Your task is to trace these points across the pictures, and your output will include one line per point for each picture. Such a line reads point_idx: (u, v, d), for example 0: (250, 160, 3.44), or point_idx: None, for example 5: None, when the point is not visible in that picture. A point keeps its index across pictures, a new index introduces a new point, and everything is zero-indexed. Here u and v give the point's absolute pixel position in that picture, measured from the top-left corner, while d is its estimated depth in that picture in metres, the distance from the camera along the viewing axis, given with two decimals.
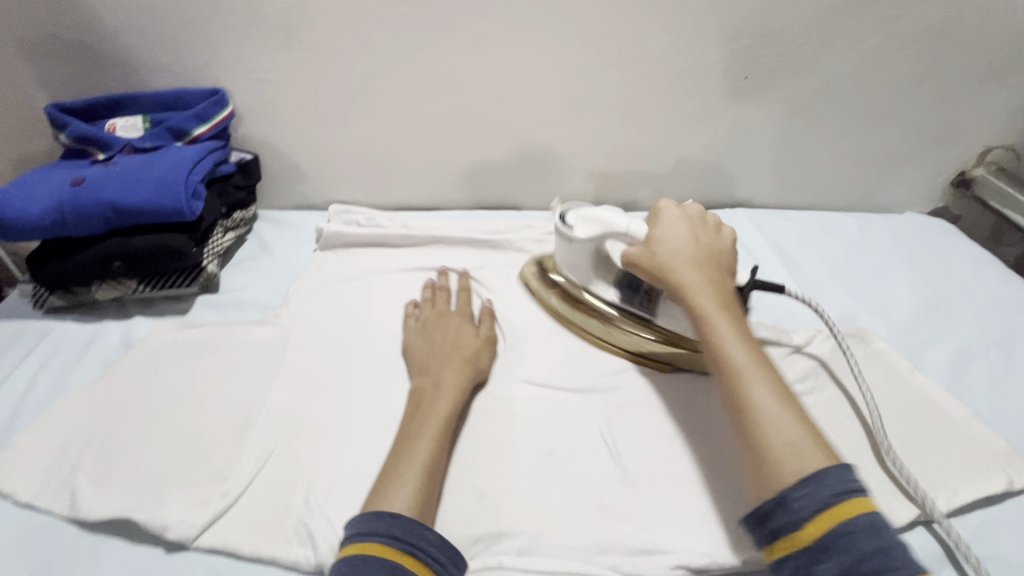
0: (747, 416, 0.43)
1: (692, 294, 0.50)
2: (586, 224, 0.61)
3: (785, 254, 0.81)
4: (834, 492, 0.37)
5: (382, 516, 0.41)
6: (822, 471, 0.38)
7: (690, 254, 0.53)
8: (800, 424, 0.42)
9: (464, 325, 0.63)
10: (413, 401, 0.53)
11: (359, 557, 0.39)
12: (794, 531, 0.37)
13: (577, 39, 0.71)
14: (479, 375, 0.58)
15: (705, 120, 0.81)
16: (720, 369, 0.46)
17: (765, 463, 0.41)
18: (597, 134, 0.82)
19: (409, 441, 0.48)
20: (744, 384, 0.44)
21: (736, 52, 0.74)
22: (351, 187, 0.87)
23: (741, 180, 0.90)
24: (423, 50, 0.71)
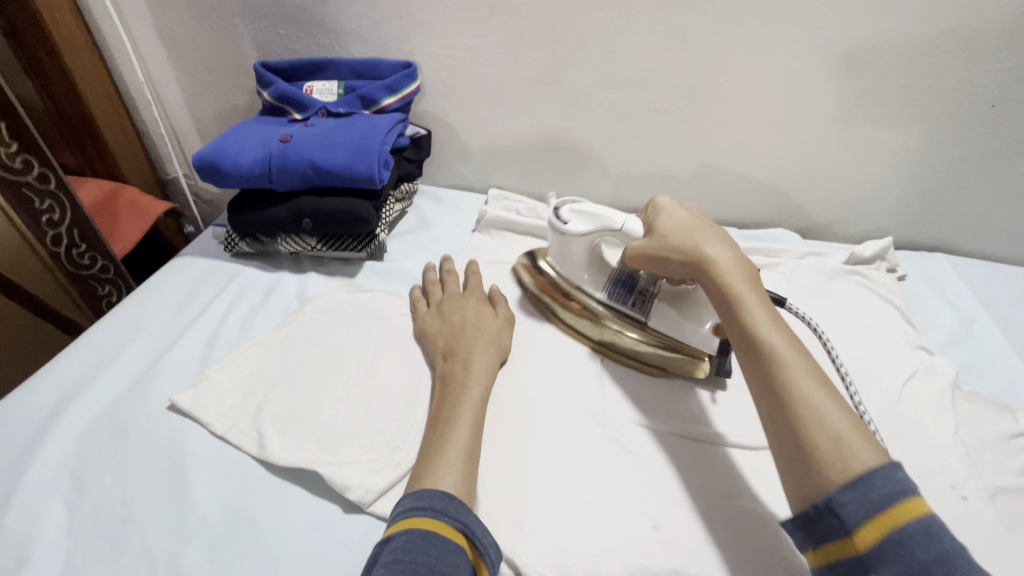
0: (784, 408, 0.40)
1: (718, 280, 0.49)
2: (582, 220, 0.62)
3: (1000, 314, 0.70)
4: (887, 494, 0.35)
5: (453, 500, 0.42)
6: (872, 470, 0.36)
7: (713, 238, 0.52)
8: (843, 413, 0.39)
9: (482, 307, 0.63)
10: (444, 383, 0.54)
11: (437, 535, 0.39)
12: (847, 538, 0.35)
13: (798, 44, 0.65)
14: (503, 354, 0.59)
15: (925, 148, 0.71)
16: (753, 361, 0.44)
17: (809, 458, 0.38)
18: (791, 150, 0.74)
19: (447, 422, 0.49)
20: (786, 377, 0.41)
21: (989, 75, 0.63)
22: (512, 174, 0.86)
23: (946, 224, 0.77)
24: (626, 40, 0.68)
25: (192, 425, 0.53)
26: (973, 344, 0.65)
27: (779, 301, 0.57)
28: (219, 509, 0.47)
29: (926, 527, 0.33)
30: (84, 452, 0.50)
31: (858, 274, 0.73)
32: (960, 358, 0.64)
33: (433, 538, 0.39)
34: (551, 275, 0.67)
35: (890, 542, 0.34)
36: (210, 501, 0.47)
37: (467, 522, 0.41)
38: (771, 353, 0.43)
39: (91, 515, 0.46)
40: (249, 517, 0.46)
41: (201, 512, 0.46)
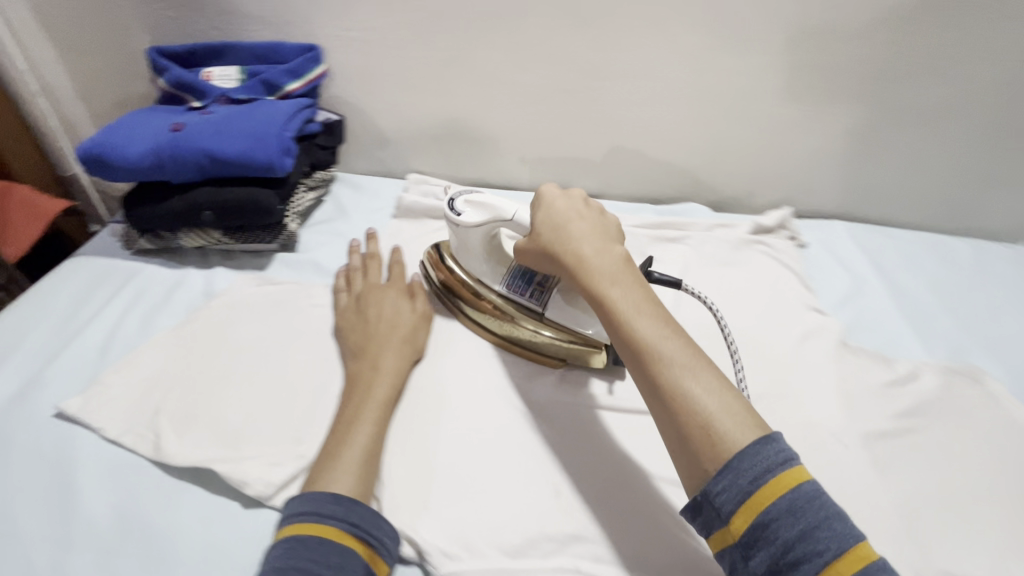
0: (660, 403, 0.39)
1: (590, 274, 0.46)
2: (474, 211, 0.58)
3: (888, 275, 0.74)
4: (755, 478, 0.34)
5: (340, 501, 0.42)
6: (738, 455, 0.35)
7: (579, 229, 0.50)
8: (714, 397, 0.37)
9: (400, 299, 0.61)
10: (350, 384, 0.52)
11: (316, 539, 0.40)
12: (725, 527, 0.35)
13: (694, 22, 0.66)
14: (417, 353, 0.57)
15: (818, 122, 0.74)
16: (627, 357, 0.42)
17: (688, 450, 0.37)
18: (697, 127, 0.77)
19: (347, 423, 0.48)
20: (652, 365, 0.40)
21: (870, 49, 0.67)
22: (431, 158, 0.85)
23: (842, 193, 0.82)
24: (530, 20, 0.68)
25: (83, 432, 0.50)
26: (862, 304, 0.70)
27: (675, 284, 0.55)
28: (111, 515, 0.45)
29: (791, 505, 0.33)
30: None
31: (762, 243, 0.76)
32: (851, 317, 0.68)
33: (314, 542, 0.39)
34: (457, 271, 0.62)
35: (762, 523, 0.33)
36: (101, 509, 0.45)
37: (356, 521, 0.41)
38: (642, 343, 0.41)
39: None
40: (143, 521, 0.44)
41: (91, 520, 0.44)
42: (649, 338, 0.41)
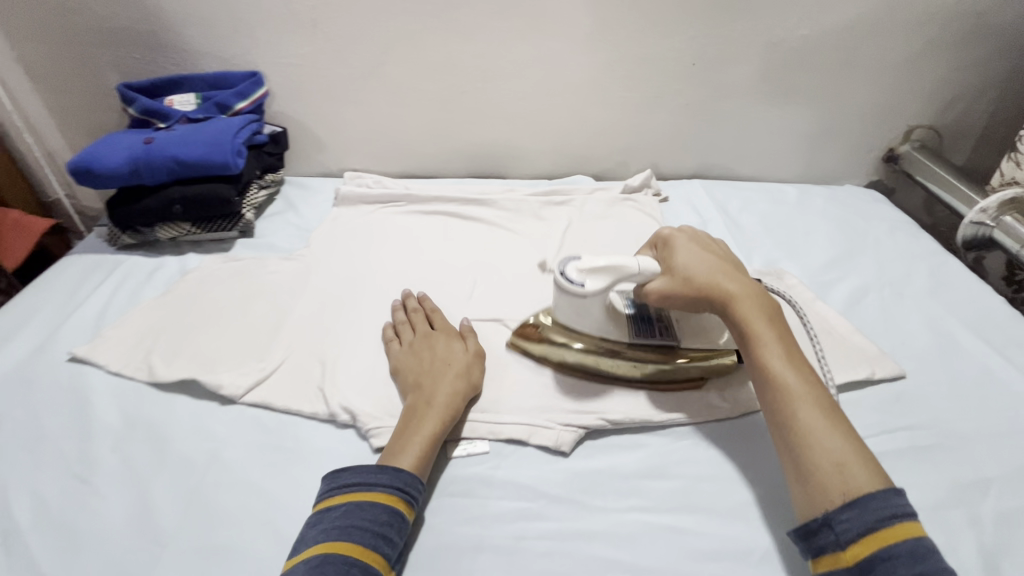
0: (799, 434, 0.48)
1: (744, 316, 0.54)
2: (594, 277, 0.58)
3: (729, 215, 0.95)
4: (881, 516, 0.42)
5: (383, 471, 0.50)
6: (869, 496, 0.43)
7: (728, 274, 0.58)
8: (844, 440, 0.46)
9: (452, 341, 0.64)
10: (406, 414, 0.57)
11: (366, 502, 0.48)
12: (839, 551, 0.42)
13: (550, 32, 0.87)
14: (471, 388, 0.60)
15: (663, 101, 0.95)
16: (777, 391, 0.50)
17: (817, 480, 0.45)
18: (571, 112, 0.96)
19: (401, 443, 0.53)
20: (800, 406, 0.49)
21: (684, 41, 0.88)
22: (363, 157, 1.03)
23: (695, 155, 1.03)
24: (424, 40, 0.87)
25: (91, 369, 0.65)
26: None
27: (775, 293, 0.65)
28: (119, 419, 0.60)
29: (913, 549, 0.40)
30: None
31: (631, 200, 0.96)
32: None
33: (365, 505, 0.48)
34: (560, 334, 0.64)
35: (879, 557, 0.40)
36: (111, 415, 0.60)
37: (401, 485, 0.50)
38: (791, 386, 0.50)
39: (9, 439, 0.57)
40: (143, 419, 0.60)
41: (104, 422, 0.59)
42: (796, 383, 0.50)
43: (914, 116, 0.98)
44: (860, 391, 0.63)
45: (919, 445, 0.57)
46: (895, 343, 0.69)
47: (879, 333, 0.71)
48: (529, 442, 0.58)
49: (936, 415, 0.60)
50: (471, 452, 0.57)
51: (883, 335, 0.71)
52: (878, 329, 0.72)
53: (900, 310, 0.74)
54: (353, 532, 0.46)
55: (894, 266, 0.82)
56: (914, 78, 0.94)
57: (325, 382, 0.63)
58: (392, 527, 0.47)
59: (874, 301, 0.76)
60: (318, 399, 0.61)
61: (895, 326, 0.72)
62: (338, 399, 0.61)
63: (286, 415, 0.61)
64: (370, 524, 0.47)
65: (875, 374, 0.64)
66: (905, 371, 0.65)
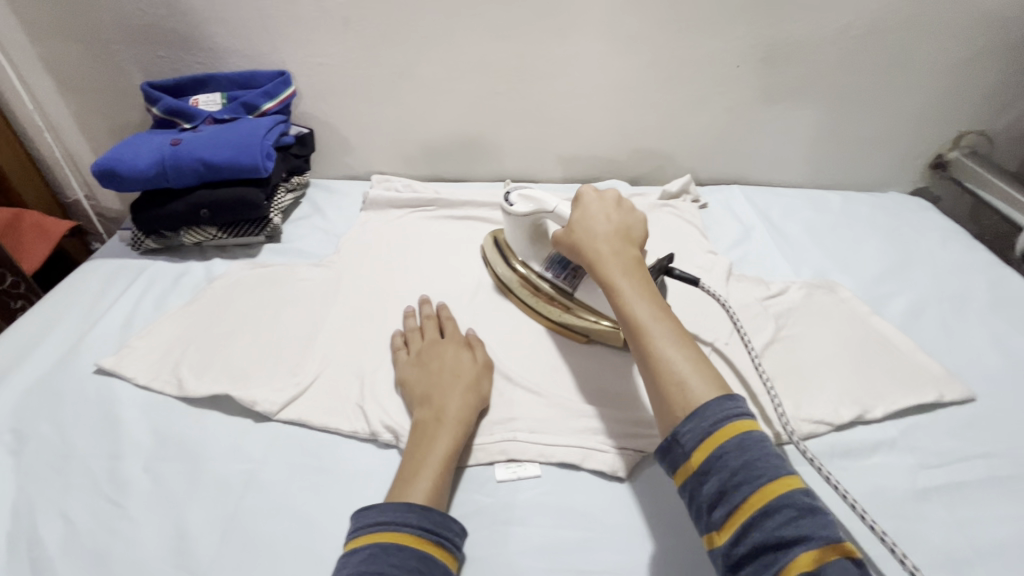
0: (649, 363, 0.49)
1: (602, 264, 0.58)
2: (524, 203, 0.69)
3: (772, 223, 0.91)
4: (715, 420, 0.43)
5: (412, 508, 0.46)
6: (704, 405, 0.44)
7: (602, 231, 0.61)
8: (694, 364, 0.48)
9: (460, 351, 0.62)
10: (415, 432, 0.54)
11: (393, 545, 0.44)
12: (687, 461, 0.43)
13: (591, 31, 0.83)
14: (482, 401, 0.58)
15: (703, 104, 0.92)
16: (628, 326, 0.53)
17: (663, 401, 0.47)
18: (608, 115, 0.93)
19: (413, 469, 0.50)
20: (650, 341, 0.50)
21: (730, 42, 0.85)
22: (390, 160, 1.00)
23: (732, 160, 1.00)
24: (460, 40, 0.84)
25: (119, 380, 0.62)
26: (749, 244, 0.86)
27: (694, 280, 0.65)
28: (149, 437, 0.57)
29: (741, 443, 0.42)
30: (21, 413, 0.59)
31: (670, 206, 0.92)
32: (738, 255, 0.84)
33: (393, 549, 0.44)
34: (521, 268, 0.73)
35: (715, 457, 0.42)
36: (141, 432, 0.57)
37: (430, 525, 0.46)
38: (639, 318, 0.52)
39: (35, 456, 0.55)
40: (175, 437, 0.57)
41: (133, 439, 0.56)
42: (646, 319, 0.51)
43: (964, 121, 0.94)
44: (928, 415, 0.60)
45: (1000, 476, 0.54)
46: (960, 362, 0.66)
47: (942, 351, 0.67)
48: (582, 467, 0.55)
49: (1014, 441, 0.57)
50: (522, 476, 0.54)
51: (947, 353, 0.67)
52: (941, 347, 0.68)
53: (962, 327, 0.70)
54: None
55: (950, 279, 0.78)
56: (966, 82, 0.90)
57: (364, 400, 0.60)
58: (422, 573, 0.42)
59: (933, 316, 0.72)
60: (358, 418, 0.58)
61: (959, 344, 0.68)
62: (379, 417, 0.58)
63: (323, 434, 0.58)
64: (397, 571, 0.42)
65: (944, 396, 0.60)
66: (975, 393, 0.61)
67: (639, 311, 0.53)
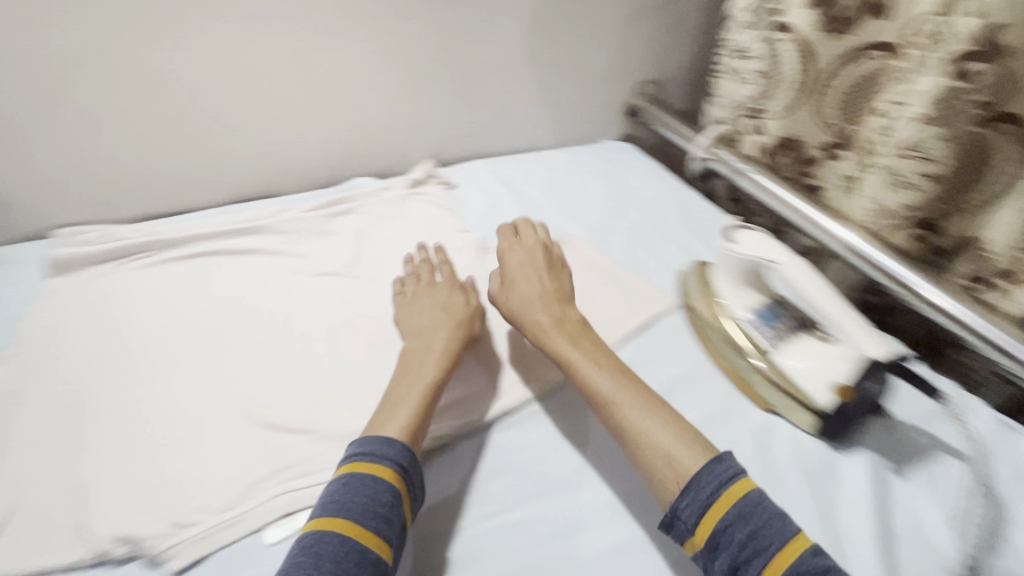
0: (627, 436, 0.53)
1: (546, 338, 0.62)
2: (749, 243, 0.65)
3: (513, 190, 0.98)
4: (712, 492, 0.47)
5: (393, 444, 0.52)
6: (701, 473, 0.48)
7: (541, 298, 0.66)
8: (666, 429, 0.52)
9: (466, 296, 0.71)
10: (403, 361, 0.61)
11: (373, 476, 0.49)
12: (691, 537, 0.47)
13: (277, 25, 0.77)
14: (472, 334, 0.67)
15: (422, 88, 0.93)
16: (594, 402, 0.57)
17: (654, 476, 0.50)
18: (328, 112, 0.89)
19: (400, 393, 0.57)
20: (621, 412, 0.55)
21: (426, 27, 0.87)
22: (78, 206, 0.81)
23: (466, 137, 1.04)
24: (114, 52, 0.71)
25: None
26: (496, 215, 0.91)
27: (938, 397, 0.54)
28: None
29: (741, 511, 0.46)
30: None
31: (420, 195, 0.93)
32: (486, 228, 0.88)
33: (370, 480, 0.49)
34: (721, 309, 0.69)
35: (720, 528, 0.45)
36: None
37: (405, 465, 0.51)
38: (603, 391, 0.56)
39: None
40: None
41: None
42: (608, 389, 0.56)
43: (640, 73, 1.12)
44: (648, 333, 0.72)
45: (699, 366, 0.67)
46: (669, 279, 0.80)
47: (654, 274, 0.81)
48: None
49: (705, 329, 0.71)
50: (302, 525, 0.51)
51: (659, 275, 0.81)
52: (652, 269, 0.82)
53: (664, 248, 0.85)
54: (349, 508, 0.47)
55: (651, 208, 0.94)
56: (633, 40, 1.06)
57: (83, 516, 0.50)
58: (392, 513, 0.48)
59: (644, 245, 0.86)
60: (78, 540, 0.49)
61: (665, 264, 0.83)
62: (102, 528, 0.49)
63: None
64: (354, 505, 0.47)
65: (654, 313, 0.73)
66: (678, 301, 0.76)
67: (600, 381, 0.57)
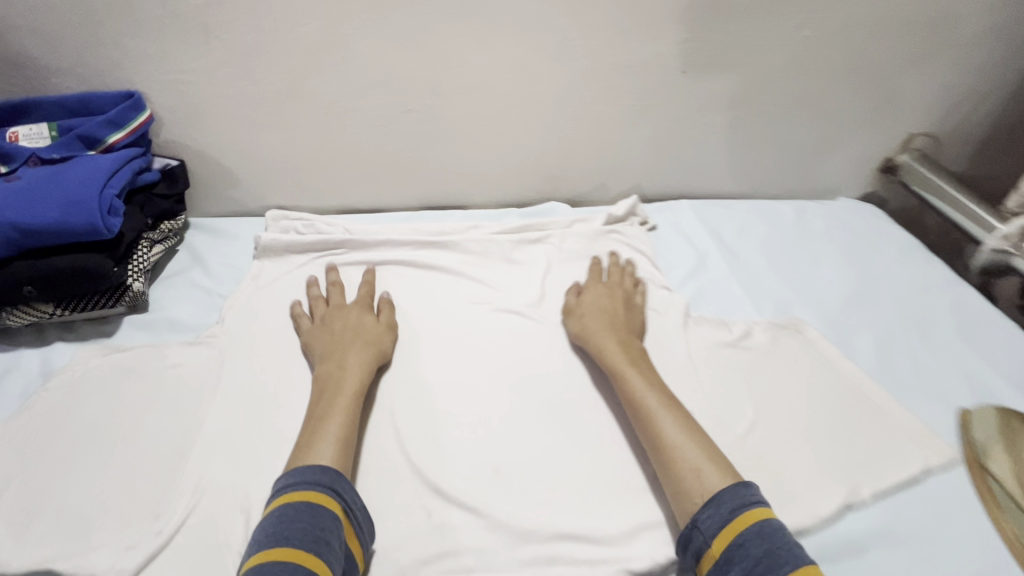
0: (657, 450, 0.52)
1: (605, 345, 0.62)
2: None
3: (726, 246, 0.83)
4: (734, 507, 0.45)
5: (325, 470, 0.47)
6: (723, 492, 0.47)
7: (601, 316, 0.65)
8: (701, 449, 0.51)
9: (572, 296, 0.70)
10: (319, 384, 0.58)
11: (303, 503, 0.44)
12: (709, 550, 0.44)
13: (514, 33, 0.69)
14: (382, 357, 0.62)
15: (647, 115, 0.81)
16: (635, 412, 0.55)
17: (679, 488, 0.49)
18: (540, 130, 0.80)
19: (323, 417, 0.53)
20: (658, 427, 0.53)
21: (675, 46, 0.73)
22: (290, 191, 0.84)
23: (677, 173, 0.89)
24: (355, 50, 0.69)
25: None
26: (705, 275, 0.77)
27: None
28: None
29: (761, 530, 0.43)
30: None
31: (616, 232, 0.82)
32: (693, 290, 0.75)
33: (304, 508, 0.44)
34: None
35: (737, 543, 0.43)
36: None
37: (341, 492, 0.47)
38: (647, 407, 0.55)
39: None
40: None
41: None
42: (653, 405, 0.55)
43: (915, 124, 0.88)
44: (909, 493, 0.54)
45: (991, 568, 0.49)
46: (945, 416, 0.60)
47: (919, 404, 0.61)
48: None
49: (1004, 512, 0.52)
50: None
51: (929, 408, 0.61)
52: (914, 395, 0.62)
53: (933, 366, 0.65)
54: (294, 535, 0.42)
55: (913, 303, 0.74)
56: (922, 82, 0.83)
57: None
58: (328, 541, 0.42)
59: (903, 354, 0.67)
60: None
61: (937, 390, 0.63)
62: None
63: None
64: (311, 529, 0.43)
65: (931, 465, 0.55)
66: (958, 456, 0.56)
67: (645, 397, 0.56)
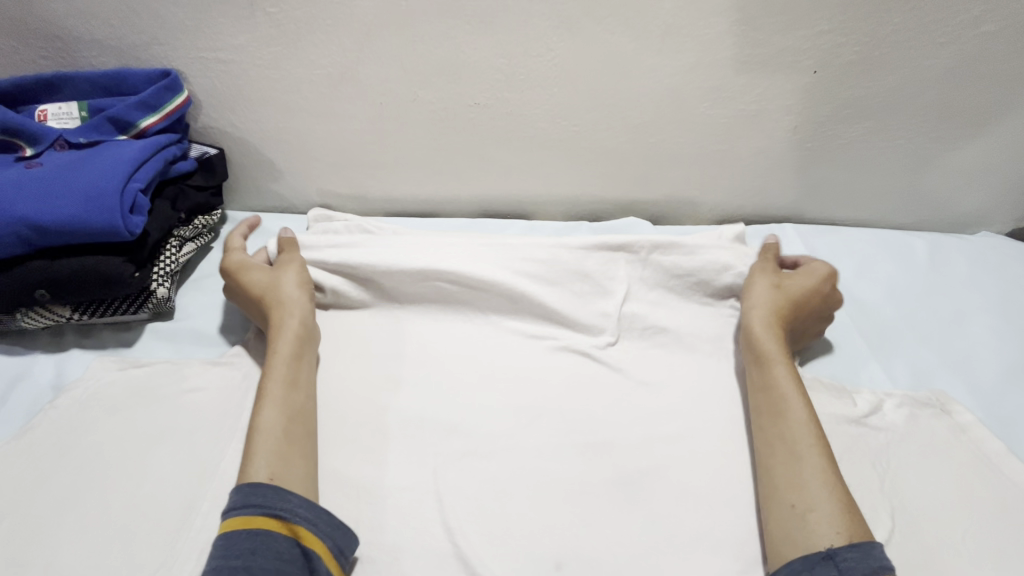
0: (793, 468, 0.46)
1: (760, 340, 0.55)
2: None
3: (845, 288, 0.69)
4: (884, 566, 0.39)
5: (245, 491, 0.43)
6: (868, 545, 0.41)
7: (782, 308, 0.58)
8: (840, 489, 0.45)
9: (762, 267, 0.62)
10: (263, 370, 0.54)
11: (224, 537, 0.41)
12: None
13: (612, 19, 0.57)
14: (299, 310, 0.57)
15: (759, 123, 0.67)
16: (780, 418, 0.50)
17: (802, 515, 0.44)
18: (627, 134, 0.68)
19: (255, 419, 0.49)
20: (801, 447, 0.47)
21: (809, 39, 0.59)
22: (336, 188, 0.75)
23: (784, 192, 0.75)
24: (420, 31, 0.58)
25: None
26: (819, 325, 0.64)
27: None
28: None
29: None
30: None
31: None
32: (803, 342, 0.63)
33: (224, 543, 0.40)
34: None
35: None
36: None
37: (256, 500, 0.42)
38: (797, 425, 0.49)
39: None
40: None
41: None
42: (803, 422, 0.49)
43: None
44: None
45: None
46: None
47: None
48: None
49: None
50: None
51: None
52: None
53: None
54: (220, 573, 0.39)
55: None
56: None
57: None
58: (256, 556, 0.40)
59: None
60: None
61: None
62: None
63: None
64: (224, 558, 0.39)
65: None
66: None
67: (792, 409, 0.50)
